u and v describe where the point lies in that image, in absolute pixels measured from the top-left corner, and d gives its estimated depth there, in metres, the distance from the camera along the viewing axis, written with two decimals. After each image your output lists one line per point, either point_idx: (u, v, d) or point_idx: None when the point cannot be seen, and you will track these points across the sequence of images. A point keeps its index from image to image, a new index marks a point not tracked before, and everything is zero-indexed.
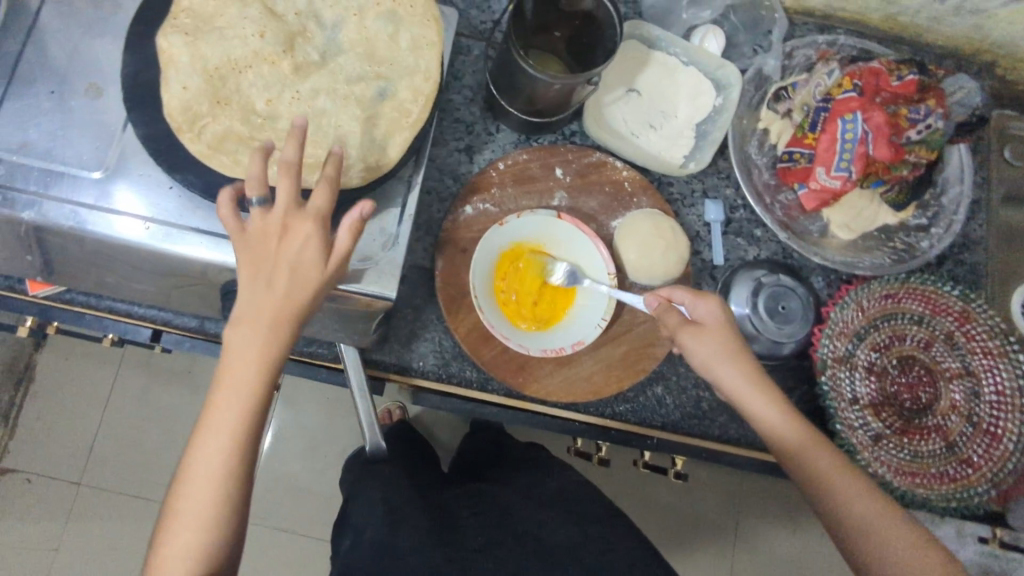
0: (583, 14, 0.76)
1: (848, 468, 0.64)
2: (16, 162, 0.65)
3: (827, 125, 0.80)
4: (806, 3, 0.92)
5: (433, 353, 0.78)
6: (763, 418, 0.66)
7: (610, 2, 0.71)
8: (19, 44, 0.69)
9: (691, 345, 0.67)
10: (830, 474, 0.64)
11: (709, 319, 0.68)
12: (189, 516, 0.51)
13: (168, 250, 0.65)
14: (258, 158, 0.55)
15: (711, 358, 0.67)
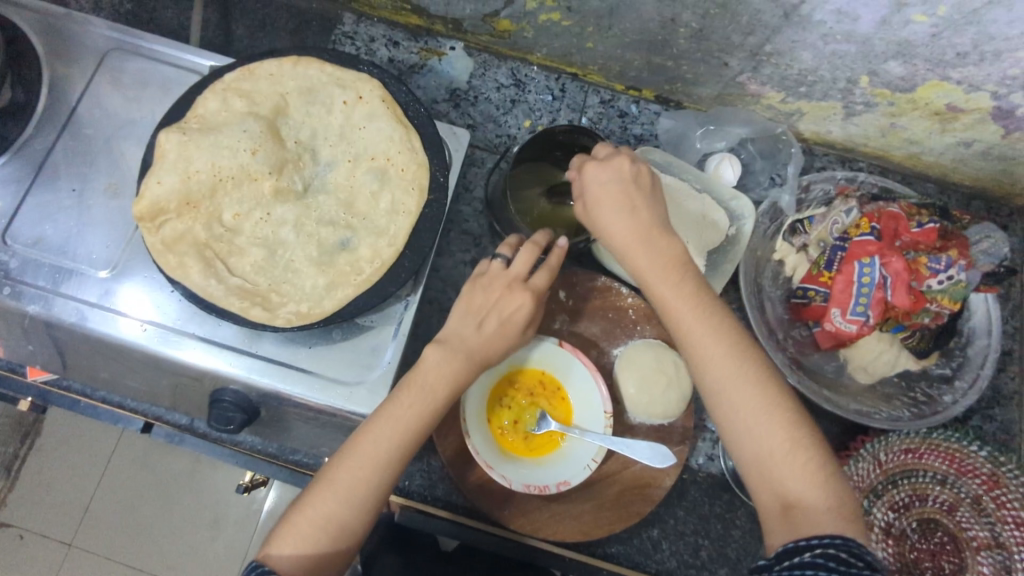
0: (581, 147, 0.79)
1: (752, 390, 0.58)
2: (29, 257, 0.67)
3: (843, 267, 0.78)
4: (826, 136, 0.91)
5: (421, 474, 0.75)
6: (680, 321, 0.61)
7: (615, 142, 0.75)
8: (51, 142, 0.72)
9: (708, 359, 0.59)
10: (706, 356, 0.60)
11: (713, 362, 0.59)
12: (306, 512, 0.54)
13: (163, 353, 0.65)
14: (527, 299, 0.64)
15: (727, 397, 0.58)
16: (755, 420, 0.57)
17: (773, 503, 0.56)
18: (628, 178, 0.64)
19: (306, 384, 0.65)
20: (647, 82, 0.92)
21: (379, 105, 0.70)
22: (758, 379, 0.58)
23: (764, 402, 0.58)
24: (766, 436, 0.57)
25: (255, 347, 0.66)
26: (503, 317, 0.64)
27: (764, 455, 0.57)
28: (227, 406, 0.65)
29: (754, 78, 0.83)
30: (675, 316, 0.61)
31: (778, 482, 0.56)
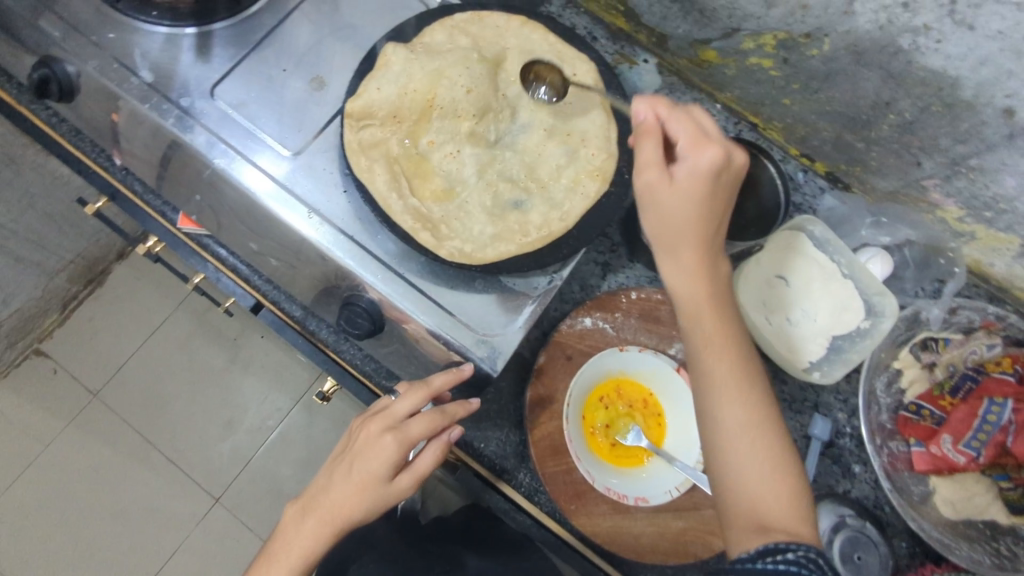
0: None
1: (747, 429, 0.57)
2: (228, 113, 0.70)
3: (969, 398, 0.77)
4: (984, 268, 0.89)
5: (496, 443, 0.74)
6: (706, 345, 0.60)
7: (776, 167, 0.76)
8: (275, 21, 0.75)
9: (728, 396, 0.59)
10: (716, 378, 0.59)
11: (727, 391, 0.59)
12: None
13: (275, 211, 0.67)
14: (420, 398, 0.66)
15: (742, 438, 0.57)
16: (748, 449, 0.57)
17: (745, 519, 0.56)
18: (698, 179, 0.59)
19: (436, 318, 0.66)
20: (825, 155, 0.91)
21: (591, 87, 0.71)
22: (761, 425, 0.58)
23: (761, 451, 0.57)
24: (759, 469, 0.57)
25: (401, 269, 0.67)
26: (402, 435, 0.65)
27: (758, 487, 0.56)
28: (358, 313, 0.67)
29: (940, 186, 0.82)
30: (709, 339, 0.60)
31: (759, 508, 0.56)
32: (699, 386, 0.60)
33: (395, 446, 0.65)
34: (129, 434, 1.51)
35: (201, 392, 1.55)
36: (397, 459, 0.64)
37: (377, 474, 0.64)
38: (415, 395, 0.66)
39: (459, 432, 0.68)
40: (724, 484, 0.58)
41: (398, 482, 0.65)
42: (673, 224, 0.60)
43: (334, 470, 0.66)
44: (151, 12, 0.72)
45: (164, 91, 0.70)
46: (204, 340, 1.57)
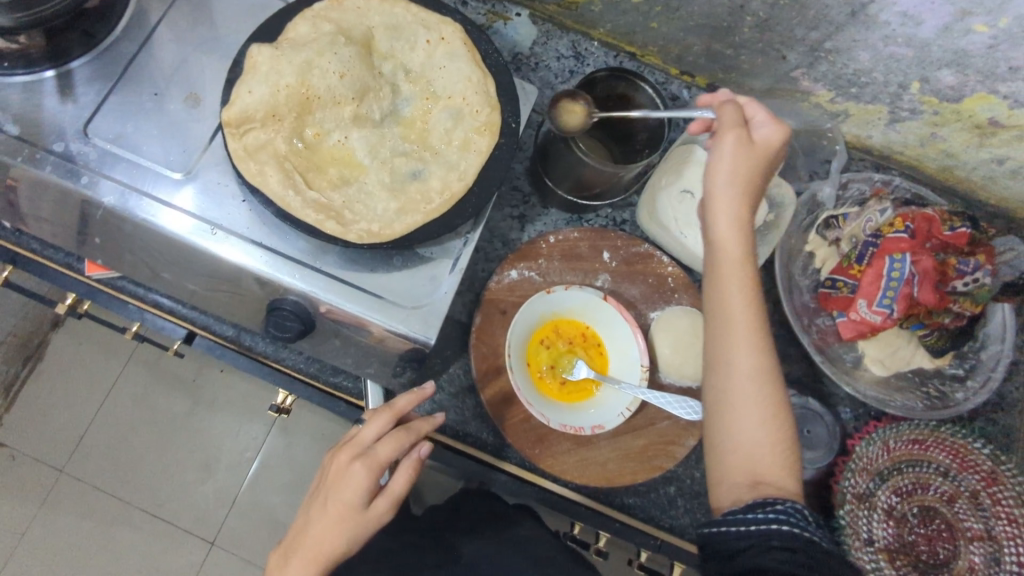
0: (618, 96, 0.82)
1: (756, 383, 0.59)
2: (108, 150, 0.69)
3: (874, 261, 0.82)
4: (866, 141, 0.95)
5: (454, 409, 0.77)
6: (727, 300, 0.60)
7: (652, 85, 0.77)
8: (136, 48, 0.73)
9: (738, 347, 0.59)
10: (732, 320, 0.60)
11: (743, 348, 0.59)
12: None
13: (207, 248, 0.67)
14: (383, 418, 0.67)
15: (744, 398, 0.58)
16: (750, 404, 0.58)
17: (739, 474, 0.58)
18: (759, 154, 0.63)
19: (363, 303, 0.67)
20: (702, 68, 0.96)
21: (459, 45, 0.72)
22: (768, 378, 0.59)
23: (764, 406, 0.59)
24: (761, 427, 0.58)
25: (318, 263, 0.68)
26: (369, 460, 0.65)
27: (754, 443, 0.58)
28: (286, 316, 0.68)
29: (808, 74, 0.87)
30: (734, 288, 0.60)
31: (756, 463, 0.58)
32: (711, 342, 0.61)
33: (365, 472, 0.65)
34: (106, 501, 1.48)
35: (168, 443, 1.52)
36: (370, 484, 0.65)
37: (349, 501, 0.64)
38: (379, 418, 0.67)
39: (429, 447, 0.68)
40: (723, 440, 0.60)
41: (375, 506, 0.65)
42: (727, 196, 0.62)
43: (311, 510, 0.67)
44: (2, 64, 0.70)
45: (36, 141, 0.69)
46: (157, 390, 1.54)
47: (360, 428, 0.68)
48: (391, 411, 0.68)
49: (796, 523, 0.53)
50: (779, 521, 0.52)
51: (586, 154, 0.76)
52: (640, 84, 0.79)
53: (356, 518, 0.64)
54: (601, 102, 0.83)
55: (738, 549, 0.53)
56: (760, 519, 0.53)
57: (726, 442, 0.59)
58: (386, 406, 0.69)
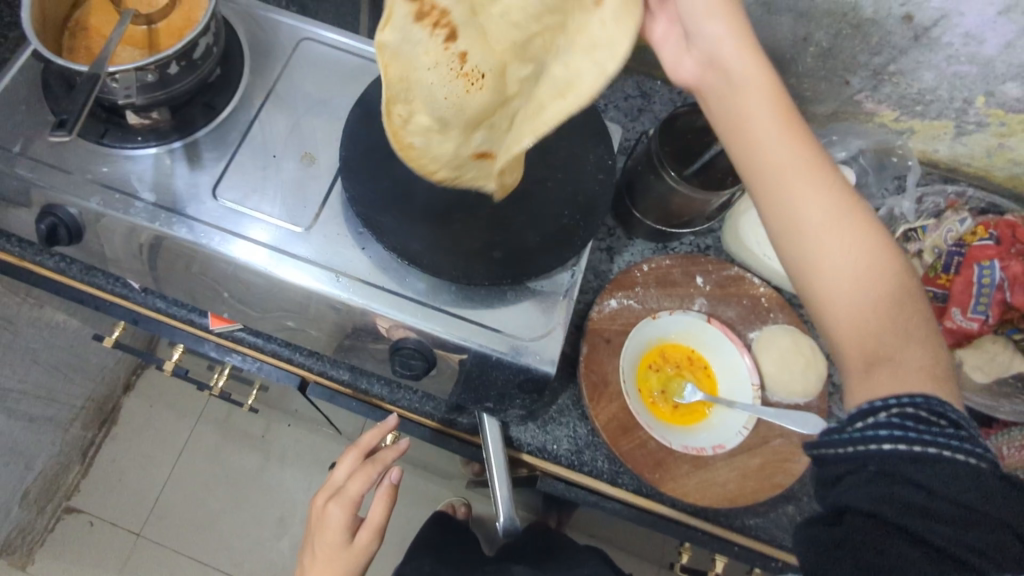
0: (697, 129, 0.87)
1: (840, 216, 0.55)
2: (235, 210, 0.74)
3: (963, 269, 0.84)
4: (932, 155, 0.98)
5: (568, 439, 0.78)
6: (756, 141, 0.57)
7: None
8: (252, 115, 0.79)
9: (801, 193, 0.55)
10: (774, 163, 0.56)
11: (808, 201, 0.55)
12: None
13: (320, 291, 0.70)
14: (348, 462, 0.83)
15: (846, 248, 0.54)
16: (846, 250, 0.54)
17: (852, 351, 0.54)
18: (709, 9, 0.58)
19: (485, 339, 0.70)
20: None
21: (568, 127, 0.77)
22: (849, 219, 0.55)
23: (863, 245, 0.54)
24: (855, 273, 0.54)
25: (438, 303, 0.71)
26: (343, 504, 0.82)
27: (862, 295, 0.53)
28: (409, 354, 0.71)
29: (871, 96, 0.91)
30: (738, 123, 0.58)
31: (872, 329, 0.53)
32: (768, 199, 0.57)
33: (341, 511, 0.82)
34: (184, 562, 1.48)
35: (243, 498, 1.54)
36: (347, 521, 0.82)
37: (337, 540, 0.82)
38: (347, 459, 0.83)
39: (396, 473, 0.84)
40: (825, 297, 0.55)
41: (360, 540, 0.83)
42: (727, 72, 0.58)
43: (311, 554, 0.85)
44: (136, 138, 0.75)
45: (169, 206, 0.73)
46: (230, 448, 1.57)
47: (333, 473, 0.84)
48: (356, 450, 0.83)
49: (922, 437, 0.45)
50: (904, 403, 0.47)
51: (676, 182, 0.78)
52: None
53: (349, 550, 0.82)
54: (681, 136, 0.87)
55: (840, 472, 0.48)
56: (876, 449, 0.46)
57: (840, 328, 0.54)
58: (352, 451, 0.84)
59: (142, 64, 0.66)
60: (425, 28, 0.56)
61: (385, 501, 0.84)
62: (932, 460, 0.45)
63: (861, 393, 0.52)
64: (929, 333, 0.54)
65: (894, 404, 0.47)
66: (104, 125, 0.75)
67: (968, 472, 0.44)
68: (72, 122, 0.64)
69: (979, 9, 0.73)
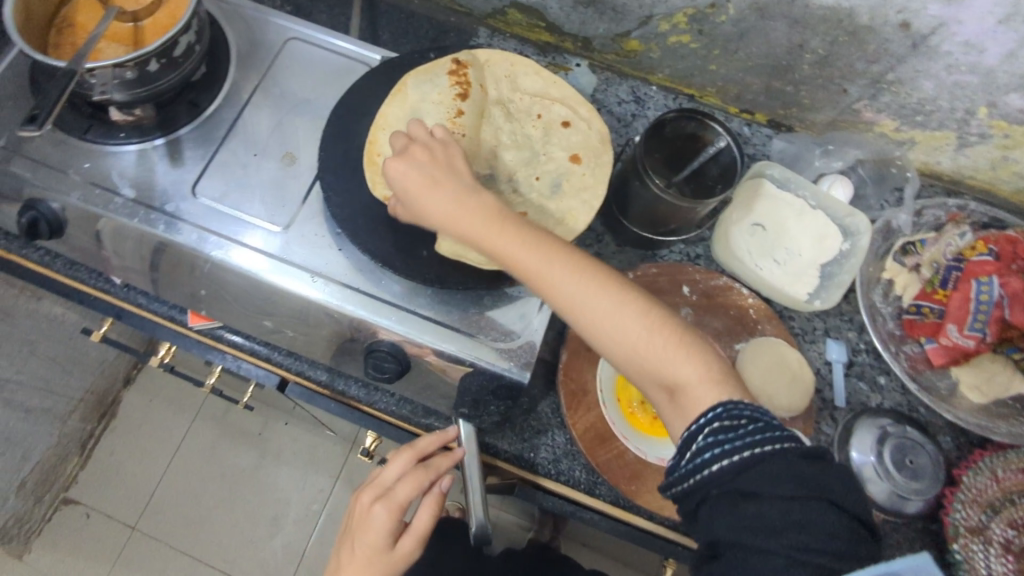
0: (686, 136, 0.86)
1: (596, 277, 0.60)
2: (214, 208, 0.74)
3: (960, 285, 0.82)
4: (934, 167, 0.95)
5: (547, 448, 0.76)
6: (505, 253, 0.60)
7: (718, 121, 0.81)
8: (236, 113, 0.79)
9: (516, 249, 0.60)
10: (516, 259, 0.60)
11: (531, 260, 0.60)
12: None
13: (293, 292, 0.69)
14: (402, 458, 0.72)
15: (604, 328, 0.59)
16: (605, 318, 0.59)
17: (660, 396, 0.59)
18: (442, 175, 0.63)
19: (458, 344, 0.68)
20: (762, 105, 0.98)
21: (558, 128, 0.76)
22: (584, 266, 0.60)
23: (618, 297, 0.59)
24: (637, 336, 0.58)
25: (413, 306, 0.70)
26: (389, 505, 0.70)
27: (648, 349, 0.58)
28: (382, 357, 0.70)
29: (870, 105, 0.89)
30: (461, 214, 0.62)
31: (657, 372, 0.58)
32: (555, 302, 0.60)
33: (386, 513, 0.71)
34: (175, 558, 1.48)
35: (235, 496, 1.54)
36: (393, 526, 0.70)
37: (378, 542, 0.70)
38: (401, 458, 0.72)
39: (448, 480, 0.72)
40: (612, 357, 0.59)
41: (401, 546, 0.71)
42: (433, 212, 0.63)
43: (342, 555, 0.72)
44: (118, 134, 0.75)
45: (148, 202, 0.73)
46: (225, 446, 1.57)
47: (381, 472, 0.73)
48: (411, 452, 0.73)
49: (733, 442, 0.51)
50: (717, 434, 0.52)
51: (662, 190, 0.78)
52: (709, 121, 0.83)
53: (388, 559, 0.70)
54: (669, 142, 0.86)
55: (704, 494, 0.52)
56: (708, 468, 0.52)
57: (636, 375, 0.59)
58: (407, 448, 0.73)
59: (122, 61, 0.66)
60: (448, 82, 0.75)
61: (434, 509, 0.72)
62: (748, 464, 0.50)
63: (677, 422, 0.58)
64: (699, 345, 0.59)
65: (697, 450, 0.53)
66: (88, 121, 0.75)
67: (785, 468, 0.50)
68: (44, 116, 0.64)
69: (978, 17, 0.71)
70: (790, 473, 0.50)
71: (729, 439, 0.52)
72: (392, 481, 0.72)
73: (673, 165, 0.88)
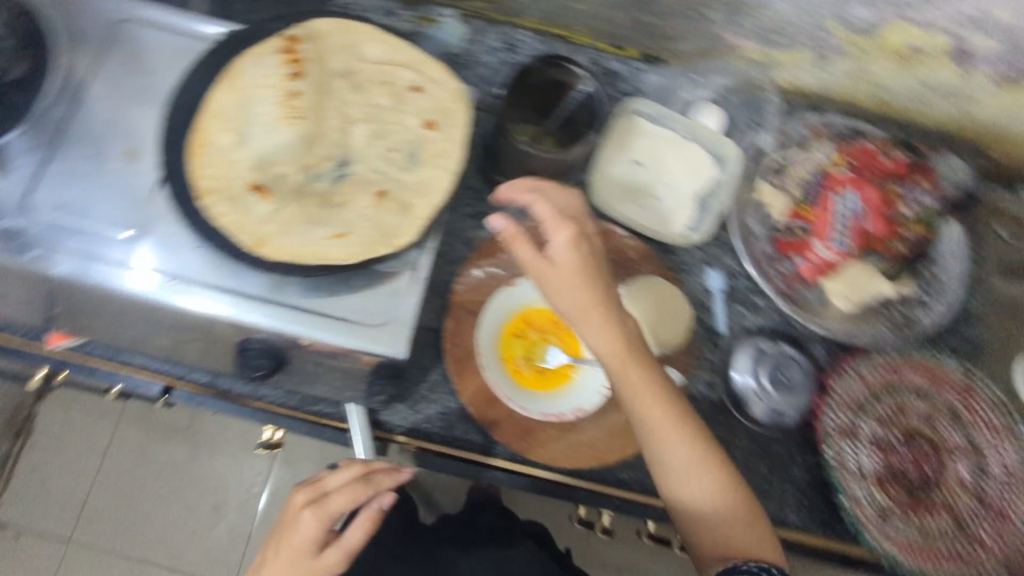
0: (552, 83, 0.84)
1: (643, 368, 0.67)
2: (51, 219, 0.68)
3: (823, 202, 0.88)
4: (800, 85, 0.96)
5: (439, 416, 0.77)
6: (554, 299, 0.67)
7: (576, 65, 0.81)
8: (61, 111, 0.72)
9: (560, 298, 0.66)
10: (614, 355, 0.66)
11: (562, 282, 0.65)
12: None
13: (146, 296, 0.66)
14: (352, 469, 0.71)
15: (654, 428, 0.66)
16: (662, 422, 0.66)
17: (713, 550, 0.66)
18: (568, 268, 0.65)
19: (330, 330, 0.67)
20: (632, 40, 0.96)
21: (408, 95, 0.75)
22: (632, 352, 0.67)
23: (678, 416, 0.67)
24: (691, 452, 0.66)
25: (281, 297, 0.68)
26: (320, 511, 0.67)
27: (692, 491, 0.66)
28: (255, 354, 0.69)
29: (732, 30, 0.89)
30: (556, 284, 0.65)
31: (692, 508, 0.67)
32: (623, 385, 0.67)
33: (315, 521, 0.66)
34: (117, 564, 1.46)
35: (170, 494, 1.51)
36: (318, 535, 0.66)
37: (298, 549, 0.65)
38: (349, 469, 0.71)
39: (388, 499, 0.70)
40: (672, 490, 0.67)
41: (324, 556, 0.66)
42: (547, 275, 0.65)
43: (264, 557, 0.68)
44: None
45: None
46: (153, 447, 1.53)
47: (324, 477, 0.70)
48: (361, 465, 0.71)
49: None
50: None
51: (528, 148, 0.79)
52: (569, 68, 0.82)
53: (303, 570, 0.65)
54: (536, 91, 0.84)
55: None
56: None
57: (677, 503, 0.67)
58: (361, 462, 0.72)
59: None
60: (281, 60, 0.72)
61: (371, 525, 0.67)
62: None
63: (716, 503, 0.67)
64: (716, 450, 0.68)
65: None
66: None
67: None
68: None
69: None
70: None
71: None
72: (329, 486, 0.69)
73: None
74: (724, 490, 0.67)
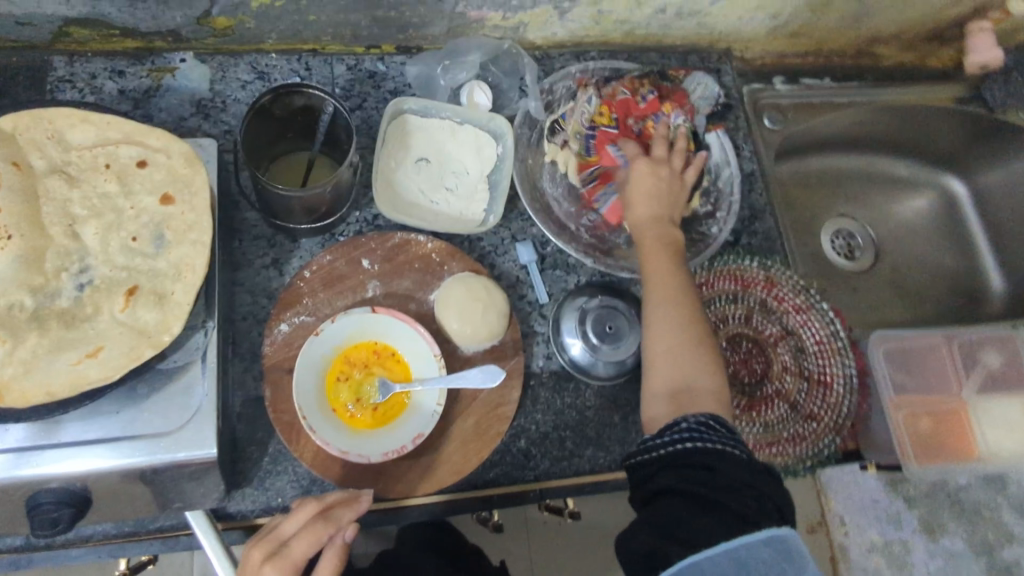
0: (299, 110, 0.79)
1: (675, 256, 0.80)
2: None
3: (599, 151, 0.90)
4: (554, 38, 0.97)
5: (292, 486, 0.75)
6: (636, 203, 0.84)
7: (313, 88, 0.76)
8: None
9: (641, 201, 0.84)
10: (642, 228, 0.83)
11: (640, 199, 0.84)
12: None
13: None
14: (307, 507, 0.67)
15: (669, 305, 0.76)
16: (683, 295, 0.77)
17: (665, 394, 0.72)
18: (663, 175, 0.85)
19: (125, 454, 0.62)
20: (382, 36, 0.93)
21: (133, 171, 0.67)
22: (676, 245, 0.81)
23: (690, 301, 0.77)
24: (689, 324, 0.75)
25: (58, 438, 0.62)
26: (278, 563, 0.64)
27: (694, 362, 0.73)
28: (49, 508, 0.62)
29: (470, 5, 0.87)
30: (643, 192, 0.84)
31: (689, 385, 0.72)
32: (652, 257, 0.80)
33: (276, 575, 0.63)
34: None
35: None
36: None
37: None
38: (301, 511, 0.67)
39: (351, 531, 0.67)
40: (663, 350, 0.74)
41: None
42: (642, 201, 0.84)
43: None
44: None
45: None
46: None
47: (279, 524, 0.67)
48: (316, 503, 0.68)
49: (709, 440, 0.64)
50: (691, 440, 0.64)
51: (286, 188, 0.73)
52: (307, 90, 0.76)
53: None
54: (287, 121, 0.80)
55: (648, 473, 0.65)
56: (674, 453, 0.64)
57: (658, 354, 0.74)
58: (316, 500, 0.68)
59: None
60: None
61: (336, 563, 0.66)
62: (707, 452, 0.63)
63: (667, 400, 0.71)
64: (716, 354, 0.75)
65: (669, 442, 0.65)
66: None
67: (734, 467, 0.62)
68: None
69: None
70: (705, 458, 0.63)
71: (707, 439, 0.64)
72: (286, 533, 0.66)
73: (309, 138, 0.83)
74: (690, 362, 0.73)
